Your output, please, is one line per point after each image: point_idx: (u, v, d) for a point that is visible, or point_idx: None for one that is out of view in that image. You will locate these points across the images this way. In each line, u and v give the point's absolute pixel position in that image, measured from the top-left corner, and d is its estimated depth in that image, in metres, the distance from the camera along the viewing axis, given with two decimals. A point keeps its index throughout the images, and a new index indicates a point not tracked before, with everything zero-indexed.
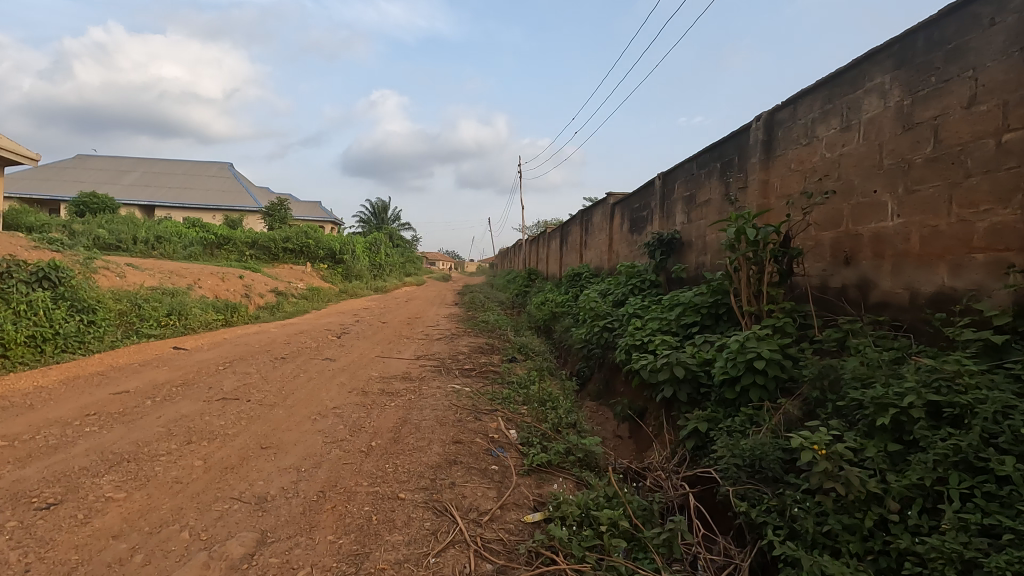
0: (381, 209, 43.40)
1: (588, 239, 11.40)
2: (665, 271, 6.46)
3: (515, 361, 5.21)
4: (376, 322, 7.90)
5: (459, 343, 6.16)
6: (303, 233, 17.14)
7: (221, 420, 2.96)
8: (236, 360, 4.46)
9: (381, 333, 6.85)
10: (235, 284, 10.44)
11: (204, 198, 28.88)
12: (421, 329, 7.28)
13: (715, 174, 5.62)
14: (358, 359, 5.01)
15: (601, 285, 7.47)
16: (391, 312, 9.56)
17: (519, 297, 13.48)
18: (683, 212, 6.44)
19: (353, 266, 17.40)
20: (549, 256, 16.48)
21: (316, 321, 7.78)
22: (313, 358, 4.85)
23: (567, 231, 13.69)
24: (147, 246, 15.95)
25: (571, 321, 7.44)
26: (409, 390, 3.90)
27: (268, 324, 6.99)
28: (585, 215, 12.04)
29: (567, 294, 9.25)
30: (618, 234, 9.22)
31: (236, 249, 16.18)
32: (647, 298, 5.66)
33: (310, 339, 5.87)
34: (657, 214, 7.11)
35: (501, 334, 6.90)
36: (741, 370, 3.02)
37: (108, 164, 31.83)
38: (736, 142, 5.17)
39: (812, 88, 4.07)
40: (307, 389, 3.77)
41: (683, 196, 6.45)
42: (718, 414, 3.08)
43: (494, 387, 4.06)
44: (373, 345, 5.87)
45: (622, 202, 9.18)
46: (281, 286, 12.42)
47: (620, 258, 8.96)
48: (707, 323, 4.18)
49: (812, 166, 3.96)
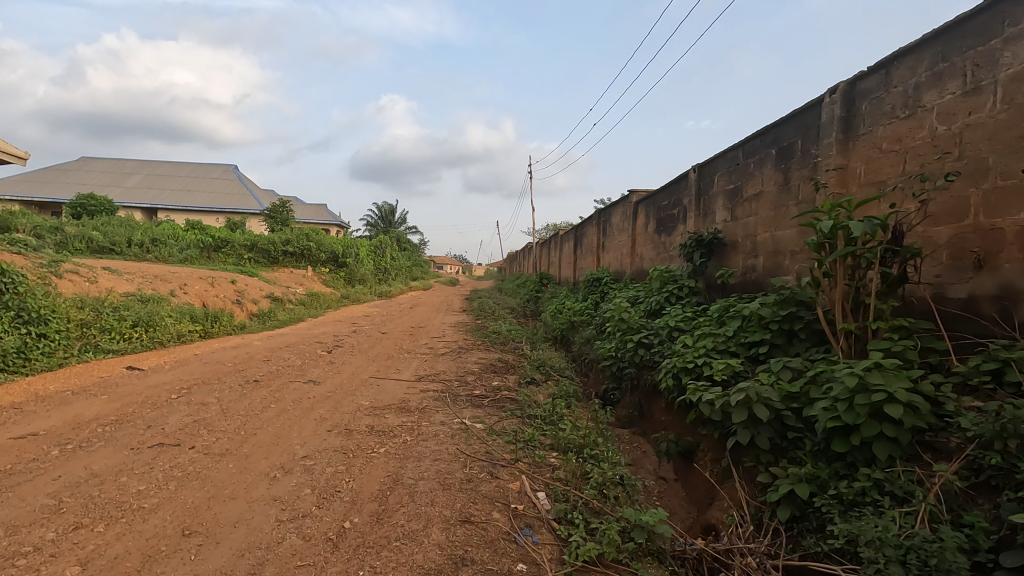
0: (388, 212, 42.73)
1: (606, 241, 10.53)
2: (705, 277, 5.61)
3: (535, 384, 4.38)
4: (375, 333, 7.09)
5: (468, 359, 5.33)
6: (304, 236, 16.41)
7: (141, 484, 2.15)
8: (197, 385, 3.66)
9: (380, 347, 6.03)
10: (226, 289, 9.68)
11: (208, 201, 28.31)
12: (425, 341, 6.47)
13: (770, 162, 4.76)
14: (347, 381, 4.20)
15: (627, 292, 6.62)
16: (393, 321, 8.76)
17: (531, 303, 12.64)
18: (725, 208, 5.60)
19: (356, 270, 16.65)
20: (562, 259, 15.60)
21: (308, 332, 6.99)
22: (294, 381, 4.05)
23: (583, 234, 12.81)
24: (142, 249, 15.27)
25: (593, 332, 6.61)
26: (404, 428, 3.08)
27: (252, 337, 6.20)
28: (602, 215, 11.16)
29: (586, 301, 8.40)
30: (642, 234, 8.36)
31: (234, 252, 15.46)
32: (689, 309, 4.81)
33: (295, 355, 5.07)
34: (693, 212, 6.27)
35: (515, 348, 6.07)
36: (861, 417, 2.17)
37: (111, 167, 31.35)
38: (800, 122, 4.32)
39: (914, 46, 3.22)
40: (275, 427, 2.96)
41: (725, 189, 5.61)
42: (825, 476, 2.27)
43: (512, 423, 3.23)
44: (369, 362, 5.06)
45: (646, 200, 8.32)
46: (278, 292, 11.66)
47: (646, 261, 8.11)
48: (778, 343, 3.34)
49: (918, 143, 3.11)
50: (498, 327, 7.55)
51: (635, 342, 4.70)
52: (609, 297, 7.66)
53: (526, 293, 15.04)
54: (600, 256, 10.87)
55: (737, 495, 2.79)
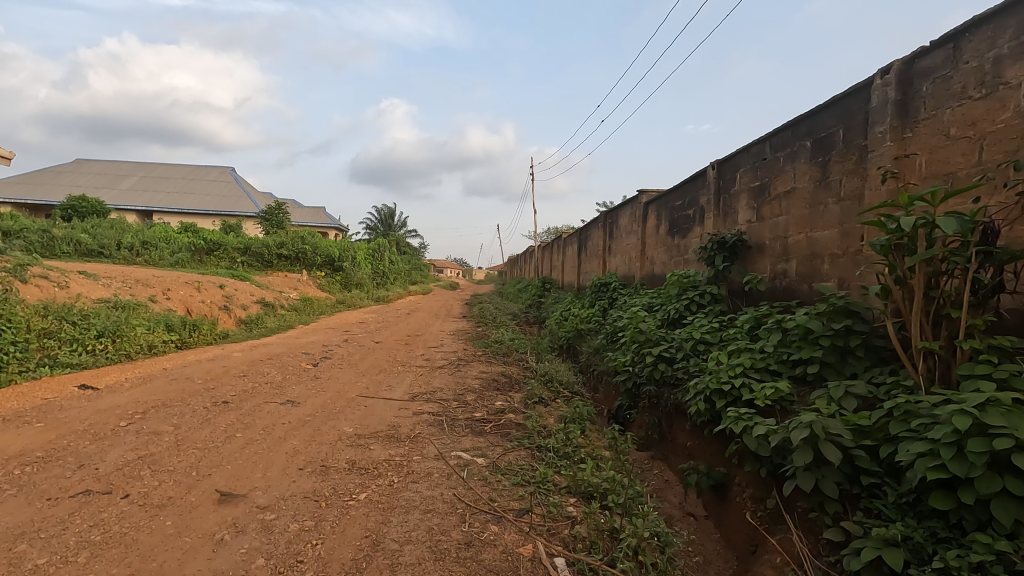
0: (388, 215, 42.29)
1: (613, 244, 10.04)
2: (727, 282, 5.12)
3: (543, 404, 3.89)
4: (368, 342, 6.59)
5: (468, 373, 4.84)
6: (299, 239, 15.92)
7: (42, 556, 1.66)
8: (154, 409, 3.16)
9: (371, 359, 5.53)
10: (212, 295, 9.18)
11: (203, 204, 27.85)
12: (423, 352, 5.97)
13: (804, 156, 4.28)
14: (330, 402, 3.70)
15: (641, 299, 6.14)
16: (389, 328, 8.26)
17: (534, 309, 12.15)
18: (750, 207, 5.12)
19: (353, 274, 16.16)
20: (565, 262, 15.11)
21: (295, 341, 6.49)
22: (269, 402, 3.56)
23: (587, 236, 12.31)
24: (131, 252, 14.78)
25: (604, 342, 6.12)
26: (391, 465, 2.58)
27: (233, 347, 5.70)
28: (608, 217, 10.67)
29: (593, 308, 7.90)
30: (653, 237, 7.88)
31: (226, 255, 14.96)
32: (715, 319, 4.33)
33: (276, 369, 4.57)
34: (712, 211, 5.79)
35: (520, 360, 5.57)
36: (974, 470, 1.67)
37: (106, 169, 30.89)
38: (842, 109, 3.84)
39: (992, 13, 2.74)
40: (236, 464, 2.47)
41: (749, 187, 5.14)
42: (922, 541, 1.78)
43: (519, 458, 2.74)
44: (358, 378, 4.56)
45: (657, 200, 7.83)
46: (270, 297, 11.17)
47: (657, 265, 7.64)
48: (831, 362, 2.86)
49: (1001, 127, 2.62)
50: (500, 336, 7.05)
51: (653, 355, 4.21)
52: (619, 304, 7.17)
53: (528, 298, 14.54)
54: (606, 260, 10.38)
55: (795, 550, 2.29)
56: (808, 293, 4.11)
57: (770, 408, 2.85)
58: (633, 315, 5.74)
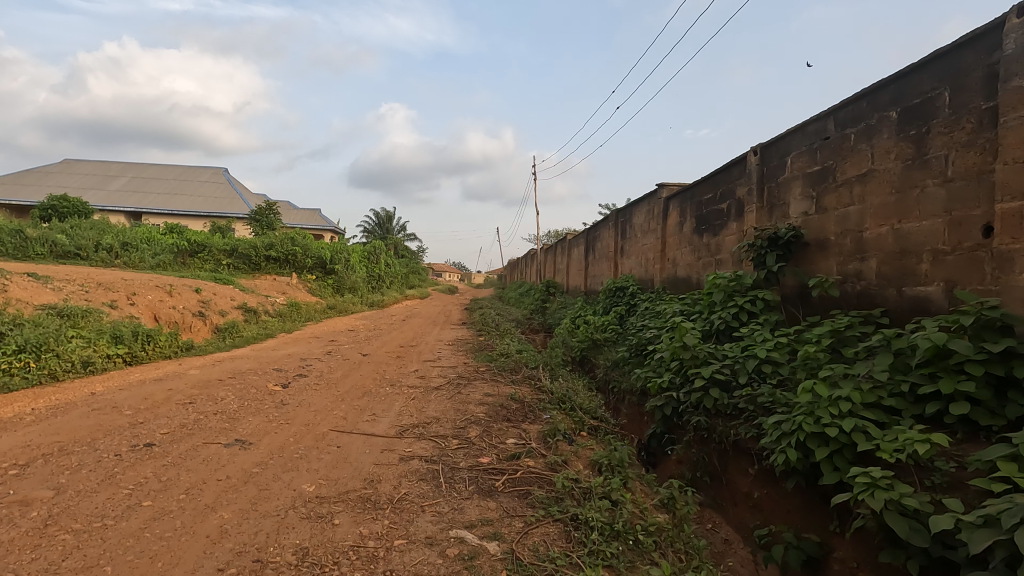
0: (386, 218, 41.49)
1: (627, 244, 9.22)
2: (779, 286, 4.32)
3: (567, 441, 3.06)
4: (355, 355, 5.74)
5: (470, 396, 4.00)
6: (289, 241, 15.08)
7: None
8: (43, 459, 2.32)
9: (355, 377, 4.68)
10: (186, 300, 8.34)
11: (194, 205, 27.00)
12: (417, 368, 5.12)
13: (886, 130, 3.47)
14: (292, 442, 2.86)
15: (670, 307, 5.32)
16: (380, 337, 7.40)
17: (539, 315, 11.32)
18: (806, 196, 4.30)
19: (345, 277, 15.30)
20: (570, 265, 14.25)
21: (271, 354, 5.65)
22: (210, 443, 2.70)
23: (596, 237, 11.48)
24: (110, 253, 13.90)
25: (628, 356, 5.30)
26: (360, 558, 1.73)
27: (193, 362, 4.84)
28: (621, 214, 9.83)
29: (609, 315, 7.06)
30: (675, 235, 7.07)
31: (211, 257, 14.09)
32: (779, 333, 3.50)
33: (235, 392, 3.72)
34: (755, 203, 4.97)
35: (531, 378, 4.73)
36: None
37: (95, 169, 30.01)
38: (948, 66, 3.03)
39: None
40: (122, 561, 1.63)
41: (805, 172, 4.32)
42: None
43: (547, 541, 1.90)
44: (335, 403, 3.71)
45: (680, 194, 7.02)
46: (254, 302, 10.31)
47: (681, 267, 6.82)
48: (986, 401, 2.05)
49: None
50: (507, 347, 6.21)
51: (698, 375, 3.41)
52: (640, 311, 6.35)
53: (532, 303, 13.69)
54: (619, 262, 9.56)
55: None
56: (896, 300, 3.29)
57: (898, 461, 2.04)
58: (662, 326, 4.94)
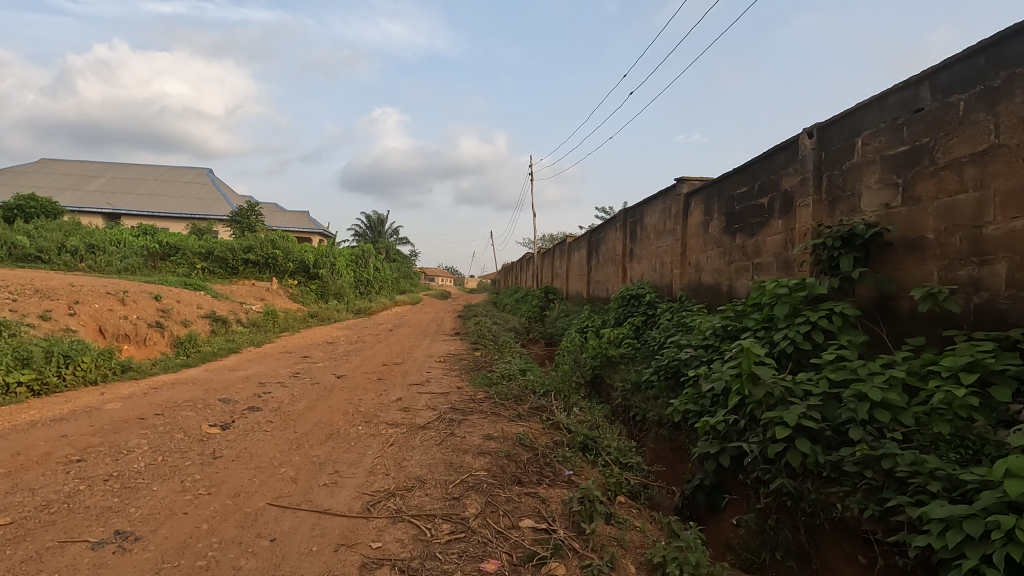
0: (378, 221, 40.44)
1: (638, 247, 8.36)
2: (853, 297, 3.44)
3: (607, 520, 2.16)
4: (328, 377, 4.80)
5: (467, 440, 3.09)
6: (270, 243, 14.07)
7: None
8: None
9: (323, 410, 3.75)
10: (143, 308, 7.37)
11: (176, 207, 25.90)
12: (401, 396, 4.19)
13: (1019, 92, 2.63)
14: (205, 531, 1.93)
15: (707, 322, 4.45)
16: (361, 353, 6.44)
17: (540, 325, 10.43)
18: (886, 183, 3.45)
19: (330, 283, 14.29)
20: (571, 269, 13.32)
21: (226, 376, 4.70)
22: (72, 543, 1.78)
23: (602, 239, 10.57)
24: (74, 256, 12.83)
25: (656, 382, 4.41)
26: None
27: (120, 391, 3.88)
28: (630, 214, 8.97)
29: (625, 328, 6.15)
30: (699, 236, 6.20)
31: (185, 260, 13.06)
32: (880, 360, 2.63)
33: (153, 440, 2.78)
34: (811, 195, 4.11)
35: (541, 411, 3.83)
36: None
37: (73, 169, 28.81)
38: None
39: None
40: None
41: (885, 154, 3.48)
42: None
43: None
44: (286, 454, 2.78)
45: (704, 189, 6.17)
46: (226, 310, 9.32)
47: (707, 273, 5.95)
48: None
49: None
50: (509, 367, 5.28)
51: (774, 420, 2.53)
52: (663, 324, 5.46)
53: (530, 310, 12.75)
54: (629, 266, 8.68)
55: None
56: None
57: None
58: (700, 346, 4.05)
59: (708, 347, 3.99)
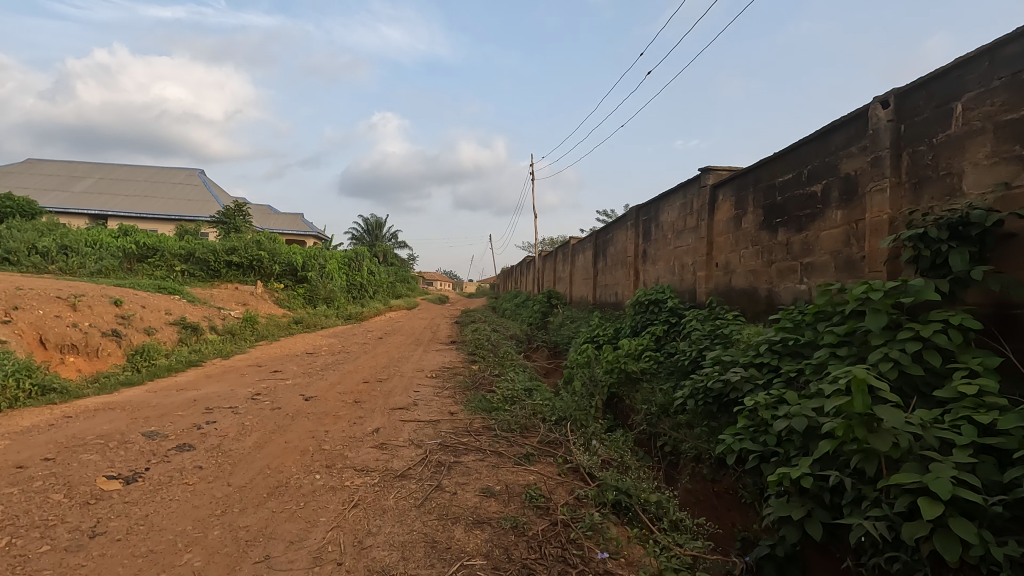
0: (375, 224, 39.62)
1: (653, 247, 7.57)
2: (962, 305, 2.65)
3: None
4: (294, 399, 3.98)
5: (458, 500, 2.27)
6: (255, 244, 13.24)
7: None
8: None
9: (276, 448, 2.92)
10: (99, 315, 6.55)
11: (164, 209, 25.09)
12: (379, 426, 3.37)
13: None
14: None
15: (755, 334, 3.65)
16: (342, 366, 5.63)
17: (544, 333, 9.62)
18: (1004, 155, 2.66)
19: (319, 286, 13.46)
20: (576, 273, 12.51)
21: (168, 398, 3.88)
22: None
23: (610, 240, 9.78)
24: (45, 258, 12.01)
25: (693, 408, 3.62)
26: None
27: (19, 423, 3.06)
28: (643, 211, 8.18)
29: (644, 339, 5.35)
30: (730, 233, 5.41)
31: (163, 262, 12.22)
32: None
33: (12, 509, 1.97)
34: (888, 177, 3.32)
35: (555, 450, 3.02)
36: None
37: (60, 169, 28.01)
38: None
39: None
40: None
41: (1000, 118, 2.69)
42: None
43: None
44: (200, 527, 1.96)
45: (736, 179, 5.38)
46: (199, 316, 8.51)
47: (740, 274, 5.16)
48: None
49: None
50: (512, 386, 4.48)
51: (907, 486, 1.73)
52: (691, 336, 4.67)
53: (532, 318, 11.93)
54: (643, 269, 7.89)
55: None
56: None
57: None
58: (750, 364, 3.27)
59: (762, 367, 3.21)
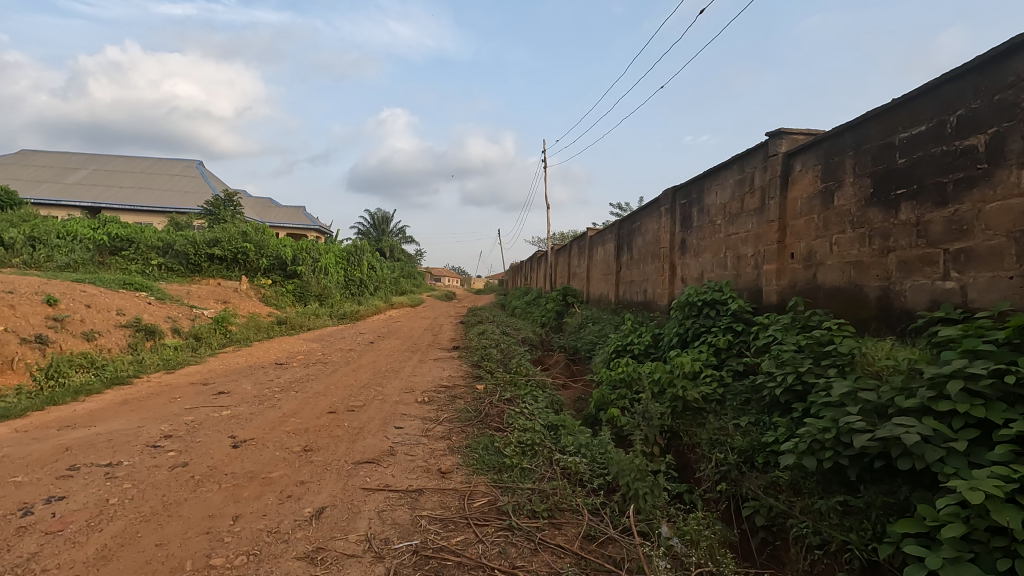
0: (381, 218, 38.36)
1: (695, 236, 6.30)
2: None
3: None
4: (216, 445, 2.75)
5: None
6: (240, 235, 12.10)
7: None
8: None
9: (129, 559, 1.70)
10: (21, 317, 5.39)
11: (159, 201, 24.10)
12: (324, 505, 2.14)
13: None
14: None
15: (909, 358, 2.38)
16: (310, 384, 4.42)
17: (562, 337, 8.39)
18: None
19: (311, 283, 12.27)
20: (594, 268, 11.24)
21: (29, 444, 2.68)
22: None
23: (637, 229, 8.50)
24: (9, 250, 10.94)
25: (810, 470, 2.39)
26: None
27: None
28: (680, 194, 6.90)
29: (701, 354, 4.10)
30: (814, 214, 4.14)
31: (138, 255, 11.07)
32: None
33: None
34: None
35: (613, 565, 1.79)
36: None
37: (53, 160, 27.11)
38: None
39: None
40: None
41: None
42: None
43: None
44: None
45: (824, 143, 4.10)
46: (161, 316, 7.35)
47: (831, 267, 3.90)
48: None
49: None
50: (532, 420, 3.24)
51: None
52: (775, 352, 3.41)
53: (546, 318, 10.67)
54: (682, 262, 6.63)
55: None
56: None
57: None
58: (922, 411, 2.02)
59: (945, 419, 1.97)
